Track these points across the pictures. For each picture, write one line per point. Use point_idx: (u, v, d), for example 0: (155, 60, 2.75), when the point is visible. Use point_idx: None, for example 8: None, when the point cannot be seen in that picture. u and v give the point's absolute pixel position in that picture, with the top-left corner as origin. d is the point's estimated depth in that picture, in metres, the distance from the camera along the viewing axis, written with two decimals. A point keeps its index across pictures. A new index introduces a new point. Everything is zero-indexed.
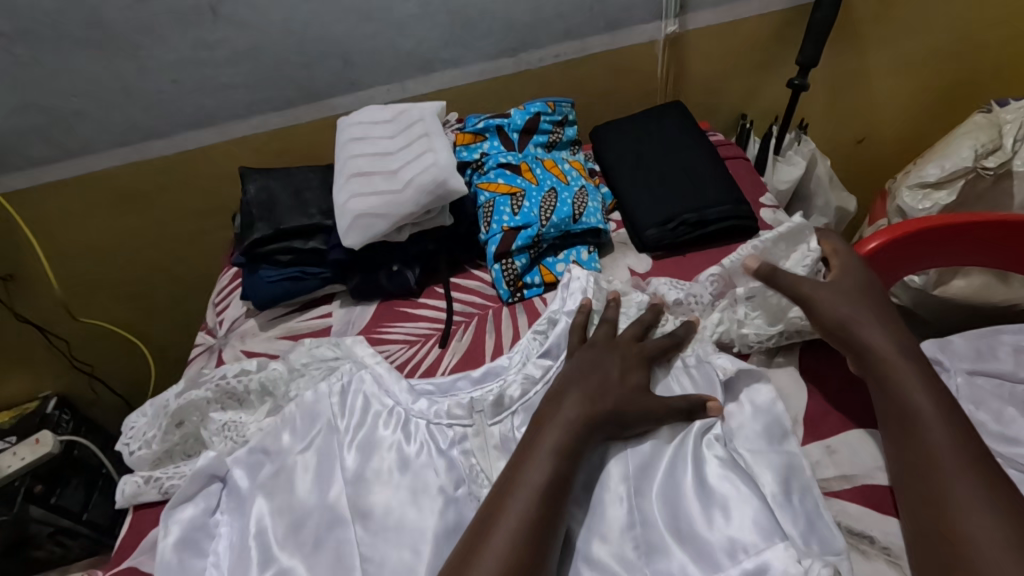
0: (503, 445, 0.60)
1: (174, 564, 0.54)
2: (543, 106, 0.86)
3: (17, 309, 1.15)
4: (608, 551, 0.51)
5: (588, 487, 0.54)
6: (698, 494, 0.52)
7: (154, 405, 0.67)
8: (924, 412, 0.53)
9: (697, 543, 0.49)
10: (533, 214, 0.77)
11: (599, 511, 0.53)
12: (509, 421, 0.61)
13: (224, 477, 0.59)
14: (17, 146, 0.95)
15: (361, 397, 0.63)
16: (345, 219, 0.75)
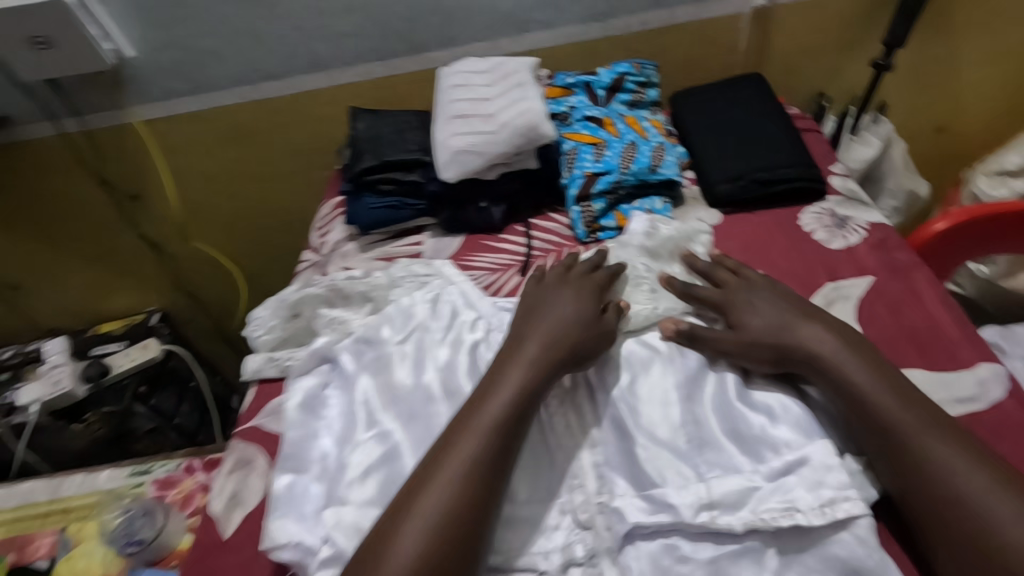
0: None
1: (297, 419, 0.64)
2: (629, 67, 0.93)
3: (139, 226, 1.31)
4: (661, 441, 0.56)
5: (644, 387, 0.60)
6: (746, 405, 0.57)
7: (274, 300, 0.77)
8: (883, 400, 0.53)
9: (744, 440, 0.55)
10: (614, 162, 0.84)
11: (652, 403, 0.58)
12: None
13: (333, 360, 0.69)
14: (156, 79, 1.08)
15: (449, 305, 0.72)
16: (444, 154, 0.84)
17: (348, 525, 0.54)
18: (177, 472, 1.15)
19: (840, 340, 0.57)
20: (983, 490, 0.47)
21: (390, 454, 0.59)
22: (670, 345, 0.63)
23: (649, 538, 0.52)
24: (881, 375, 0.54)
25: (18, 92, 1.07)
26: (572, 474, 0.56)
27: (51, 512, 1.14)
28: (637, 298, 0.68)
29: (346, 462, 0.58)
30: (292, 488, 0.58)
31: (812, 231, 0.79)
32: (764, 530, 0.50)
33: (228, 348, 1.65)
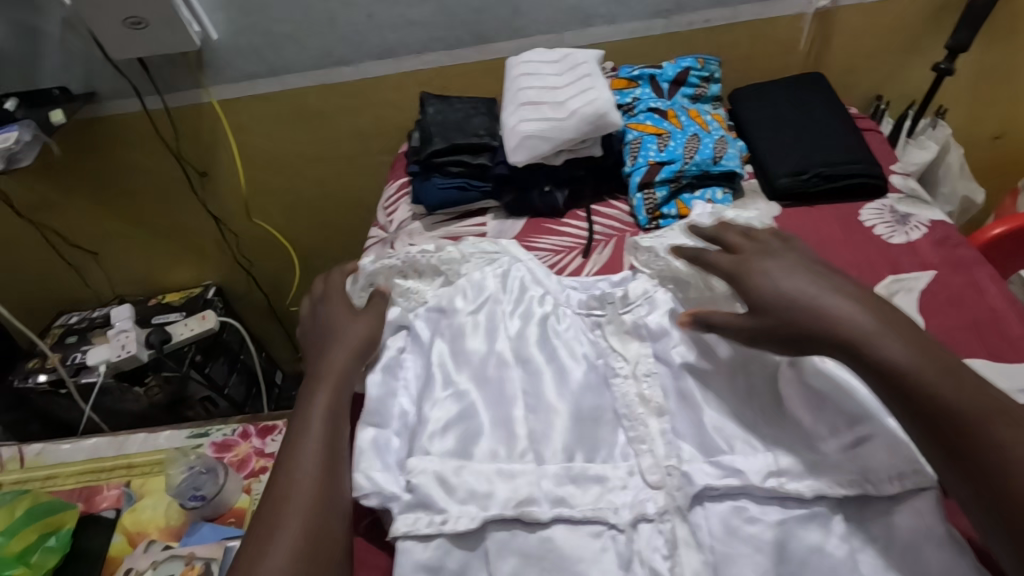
0: (634, 327, 0.68)
1: (379, 378, 0.67)
2: (693, 62, 0.95)
3: (207, 201, 1.38)
4: (727, 413, 0.60)
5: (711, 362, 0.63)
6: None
7: (350, 269, 0.80)
8: (921, 377, 0.49)
9: (817, 414, 0.56)
10: (677, 152, 0.87)
11: (718, 378, 0.62)
12: (637, 310, 0.69)
13: (409, 327, 0.73)
14: (234, 60, 1.14)
15: (519, 280, 0.75)
16: (514, 139, 0.87)
17: (431, 475, 0.56)
18: (233, 437, 1.20)
19: (874, 315, 0.54)
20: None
21: (467, 412, 0.62)
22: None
23: (718, 500, 0.55)
24: (919, 349, 0.51)
25: (108, 68, 1.14)
26: (640, 439, 0.59)
27: (116, 466, 1.21)
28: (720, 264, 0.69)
29: (425, 417, 0.61)
30: (376, 441, 0.61)
31: (872, 225, 0.81)
32: (832, 496, 0.52)
33: (275, 324, 1.71)
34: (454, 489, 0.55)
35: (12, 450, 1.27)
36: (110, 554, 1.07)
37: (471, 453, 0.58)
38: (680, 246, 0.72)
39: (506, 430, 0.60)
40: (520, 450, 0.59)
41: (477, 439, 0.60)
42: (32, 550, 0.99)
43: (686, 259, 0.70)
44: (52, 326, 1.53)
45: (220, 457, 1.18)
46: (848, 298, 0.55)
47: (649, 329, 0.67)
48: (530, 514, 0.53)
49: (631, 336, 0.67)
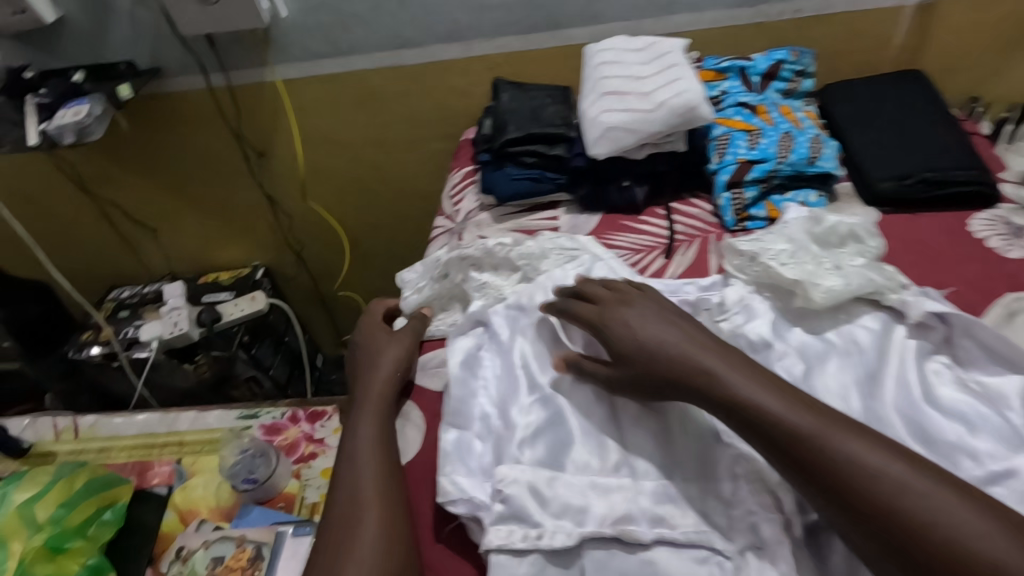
0: (732, 337, 0.63)
1: (459, 375, 0.64)
2: (787, 54, 0.89)
3: (263, 181, 1.37)
4: None
5: (820, 379, 0.59)
6: (932, 408, 0.56)
7: (425, 262, 0.81)
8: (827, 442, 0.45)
9: (934, 447, 0.54)
10: (770, 151, 0.82)
11: (830, 396, 0.58)
12: (734, 319, 0.65)
13: (486, 323, 0.70)
14: (300, 39, 1.12)
15: None
16: (595, 130, 0.83)
17: (524, 485, 0.53)
18: (283, 420, 1.19)
19: (730, 362, 0.52)
20: (930, 503, 0.41)
21: (555, 419, 0.58)
22: (843, 339, 0.62)
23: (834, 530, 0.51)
24: (781, 392, 0.49)
25: (175, 44, 1.13)
26: None
27: (168, 442, 1.21)
28: (823, 274, 0.65)
29: (513, 423, 0.59)
30: (460, 444, 0.59)
31: (985, 237, 0.75)
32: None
33: (319, 308, 1.71)
34: (548, 502, 0.53)
35: (66, 419, 1.27)
36: (161, 531, 1.07)
37: (562, 463, 0.56)
38: (779, 252, 0.68)
39: (598, 440, 0.57)
40: (613, 464, 0.55)
41: (567, 449, 0.56)
42: (88, 522, 0.99)
43: (787, 266, 0.66)
44: (105, 300, 1.54)
45: (270, 440, 1.16)
46: (694, 339, 0.54)
47: (749, 339, 0.63)
48: (630, 534, 0.51)
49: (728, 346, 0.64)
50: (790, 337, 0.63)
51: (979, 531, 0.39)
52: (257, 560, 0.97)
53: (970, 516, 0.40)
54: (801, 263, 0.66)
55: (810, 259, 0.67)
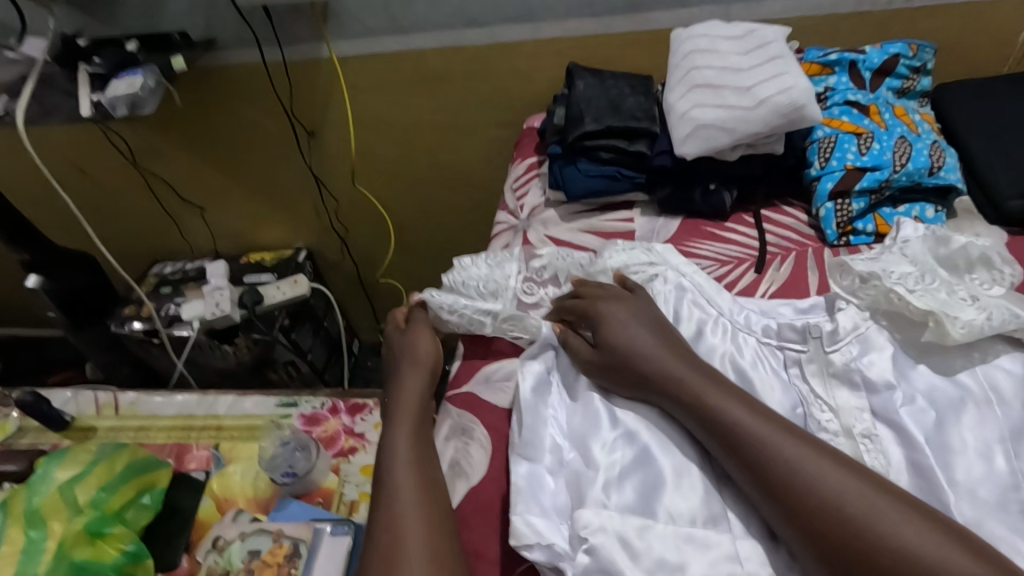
0: (843, 372, 0.57)
1: (530, 403, 0.57)
2: (905, 48, 0.79)
3: (311, 162, 1.32)
4: (983, 502, 0.48)
5: (956, 432, 0.51)
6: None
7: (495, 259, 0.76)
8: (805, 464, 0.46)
9: None
10: (885, 157, 0.72)
11: (968, 454, 0.50)
12: (847, 350, 0.58)
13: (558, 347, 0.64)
14: (360, 14, 1.06)
15: (686, 303, 0.66)
16: (685, 127, 0.75)
17: (612, 534, 0.47)
18: (322, 411, 1.16)
19: (697, 370, 0.55)
20: (866, 506, 0.43)
21: (643, 457, 0.53)
22: (979, 384, 0.54)
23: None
24: (738, 398, 0.52)
25: (233, 15, 1.08)
26: None
27: (206, 426, 1.19)
28: (958, 307, 0.57)
29: (595, 461, 0.52)
30: (532, 479, 0.53)
31: None
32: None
33: (359, 294, 1.67)
34: (640, 556, 0.46)
35: (108, 395, 1.26)
36: (198, 518, 1.05)
37: (655, 511, 0.49)
38: (904, 275, 0.60)
39: (692, 483, 0.51)
40: (709, 515, 0.49)
41: (659, 493, 0.50)
42: (127, 506, 0.97)
43: (916, 293, 0.58)
44: (147, 275, 1.52)
45: (310, 431, 1.13)
46: (660, 341, 0.59)
47: (865, 377, 0.56)
48: None
49: (839, 382, 0.56)
50: (914, 379, 0.56)
51: (905, 530, 0.41)
52: (293, 556, 0.93)
53: (902, 518, 0.42)
54: (925, 291, 0.59)
55: (939, 285, 0.60)
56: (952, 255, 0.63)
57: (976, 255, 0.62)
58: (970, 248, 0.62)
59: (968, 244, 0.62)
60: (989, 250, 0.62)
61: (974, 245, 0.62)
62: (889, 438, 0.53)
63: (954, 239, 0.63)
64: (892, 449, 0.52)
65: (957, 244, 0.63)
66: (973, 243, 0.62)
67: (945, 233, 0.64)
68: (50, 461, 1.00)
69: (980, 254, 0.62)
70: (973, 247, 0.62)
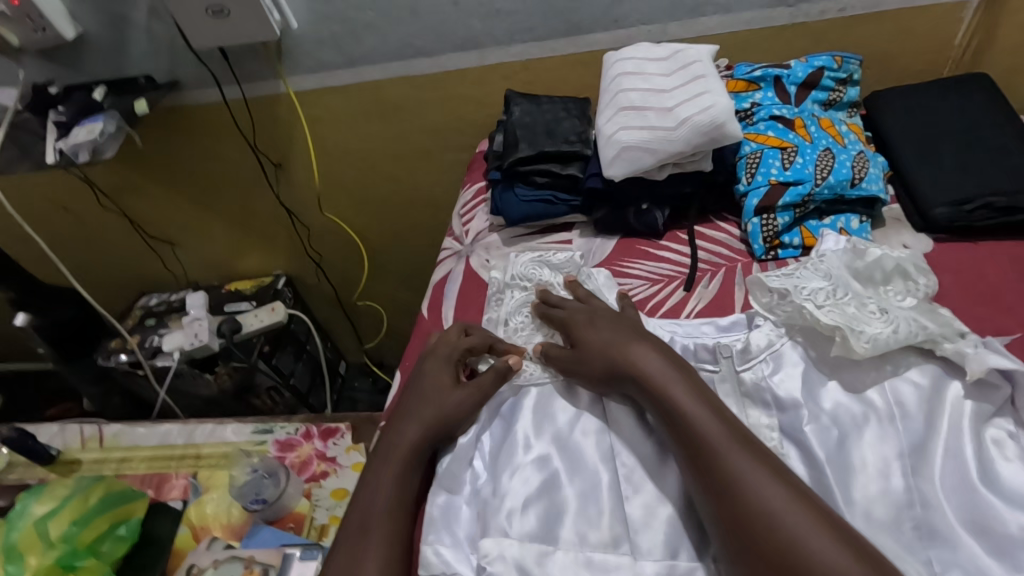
0: (753, 392, 0.58)
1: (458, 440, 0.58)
2: (829, 60, 0.81)
3: (279, 192, 1.35)
4: (880, 523, 0.48)
5: (856, 450, 0.52)
6: (988, 491, 0.48)
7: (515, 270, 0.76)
8: (745, 477, 0.45)
9: (992, 540, 0.46)
10: (806, 171, 0.73)
11: (868, 472, 0.51)
12: (759, 368, 0.59)
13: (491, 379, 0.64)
14: (312, 50, 1.09)
15: None
16: (611, 149, 0.77)
17: (508, 561, 0.48)
18: (296, 436, 1.18)
19: (668, 361, 0.55)
20: (782, 506, 0.43)
21: (550, 484, 0.54)
22: (886, 400, 0.55)
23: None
24: (699, 392, 0.52)
25: (190, 58, 1.12)
26: None
27: (186, 455, 1.21)
28: (867, 320, 0.57)
29: (504, 489, 0.54)
30: (447, 509, 0.54)
31: None
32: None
33: (342, 317, 1.70)
34: None
35: (92, 428, 1.30)
36: (174, 547, 1.06)
37: (558, 536, 0.51)
38: (815, 290, 0.60)
39: (596, 507, 0.52)
40: (612, 537, 0.51)
41: (561, 518, 0.52)
42: (101, 539, 0.99)
43: (825, 308, 0.58)
44: (132, 308, 1.56)
45: (283, 457, 1.15)
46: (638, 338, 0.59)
47: (775, 396, 0.57)
48: None
49: (750, 400, 0.58)
50: (822, 398, 0.56)
51: (813, 537, 0.42)
52: None
53: (810, 523, 0.42)
54: (840, 305, 0.59)
55: (851, 300, 0.60)
56: (867, 266, 0.63)
57: (890, 266, 0.63)
58: (882, 260, 0.63)
59: (880, 256, 0.63)
60: (903, 260, 0.63)
61: (886, 256, 0.63)
62: (796, 455, 0.54)
63: (868, 250, 0.64)
64: (798, 468, 0.53)
65: (873, 257, 0.63)
66: (884, 254, 0.63)
67: (861, 245, 0.65)
68: (29, 495, 1.02)
69: (893, 266, 0.63)
70: (886, 258, 0.63)
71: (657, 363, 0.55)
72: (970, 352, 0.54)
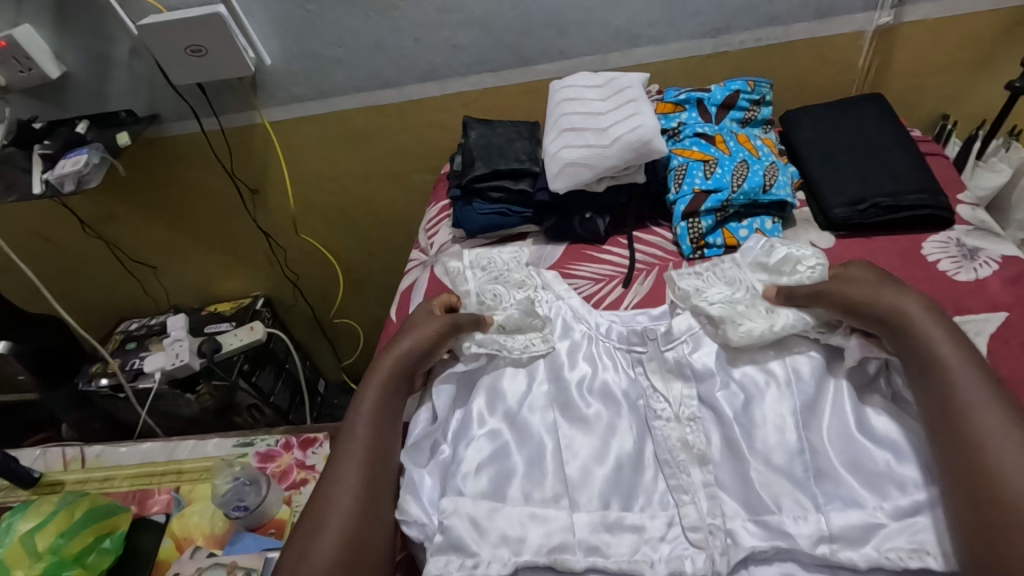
0: (676, 367, 0.68)
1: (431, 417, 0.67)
2: (744, 84, 0.92)
3: (257, 216, 1.43)
4: (777, 468, 0.59)
5: (759, 409, 0.63)
6: (864, 439, 0.59)
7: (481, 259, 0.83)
8: (986, 426, 0.51)
9: (865, 475, 0.58)
10: (725, 180, 0.84)
11: (767, 427, 0.61)
12: (681, 347, 0.69)
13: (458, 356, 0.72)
14: (285, 84, 1.18)
15: (561, 321, 0.75)
16: (556, 166, 0.87)
17: (463, 514, 0.56)
18: (277, 447, 1.23)
19: (950, 330, 0.57)
20: (1014, 459, 0.48)
21: (500, 452, 0.63)
22: (785, 370, 0.65)
23: (764, 563, 0.56)
24: (963, 349, 0.56)
25: (170, 93, 1.20)
26: (682, 489, 0.60)
27: (168, 471, 1.25)
28: (752, 315, 0.68)
29: (459, 458, 0.61)
30: (412, 480, 0.61)
31: (937, 260, 0.77)
32: (889, 568, 0.52)
33: (319, 335, 1.76)
34: (486, 533, 0.56)
35: (75, 450, 1.33)
36: (159, 558, 1.10)
37: (506, 494, 0.59)
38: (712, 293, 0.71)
39: (541, 470, 0.61)
40: (554, 494, 0.59)
41: (510, 481, 0.60)
42: (88, 551, 1.02)
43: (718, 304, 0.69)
44: (113, 333, 1.61)
45: (264, 467, 1.20)
46: (917, 301, 0.60)
47: (693, 369, 0.68)
48: (562, 563, 0.54)
49: (673, 374, 0.68)
50: (733, 372, 0.66)
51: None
52: None
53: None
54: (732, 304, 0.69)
55: (744, 299, 0.70)
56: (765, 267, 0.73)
57: (784, 265, 0.72)
58: (779, 260, 0.73)
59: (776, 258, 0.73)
60: (796, 258, 0.72)
61: (780, 257, 0.73)
62: (711, 422, 0.65)
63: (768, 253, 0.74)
64: (712, 432, 0.64)
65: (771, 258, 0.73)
66: (779, 256, 0.73)
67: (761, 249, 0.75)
68: (14, 513, 1.05)
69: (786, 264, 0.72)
70: (780, 260, 0.73)
71: (943, 333, 0.57)
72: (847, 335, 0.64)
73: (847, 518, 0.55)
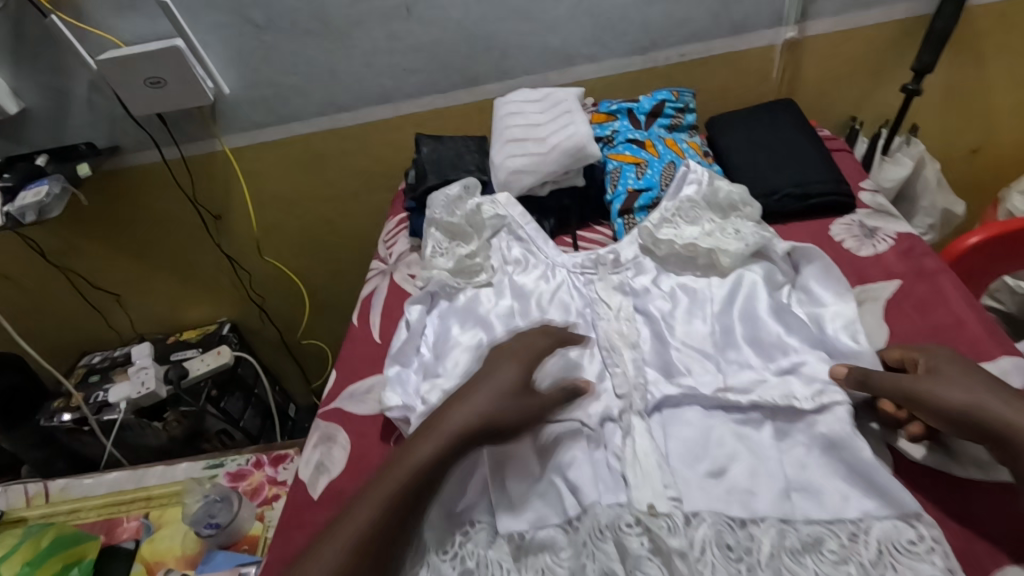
0: (620, 286, 0.80)
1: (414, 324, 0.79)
2: (669, 95, 1.02)
3: (221, 242, 1.46)
4: (690, 347, 0.71)
5: (683, 322, 0.74)
6: (773, 318, 0.70)
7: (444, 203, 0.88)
8: None
9: (761, 345, 0.69)
10: (654, 180, 0.92)
11: (685, 324, 0.74)
12: (625, 273, 0.81)
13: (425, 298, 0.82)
14: (245, 111, 1.23)
15: (517, 249, 0.86)
16: (501, 174, 0.94)
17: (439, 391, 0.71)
18: (247, 466, 1.24)
19: None
20: None
21: (475, 350, 0.75)
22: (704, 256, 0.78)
23: (676, 406, 0.66)
24: None
25: (130, 123, 1.23)
26: (615, 364, 0.70)
27: (136, 498, 1.24)
28: (726, 240, 0.77)
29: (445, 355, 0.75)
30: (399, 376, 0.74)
31: (843, 240, 0.86)
32: (766, 405, 0.63)
33: (287, 358, 1.77)
34: None
35: (36, 486, 1.32)
36: None
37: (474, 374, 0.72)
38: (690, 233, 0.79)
39: None
40: None
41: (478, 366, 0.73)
42: None
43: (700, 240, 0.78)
44: (76, 367, 1.60)
45: (235, 486, 1.21)
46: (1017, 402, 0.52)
47: (632, 286, 0.80)
48: None
49: (616, 290, 0.80)
50: (663, 284, 0.79)
51: None
52: None
53: None
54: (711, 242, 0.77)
55: (717, 230, 0.78)
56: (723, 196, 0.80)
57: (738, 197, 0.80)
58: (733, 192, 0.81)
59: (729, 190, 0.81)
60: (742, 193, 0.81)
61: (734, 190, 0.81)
62: (642, 322, 0.76)
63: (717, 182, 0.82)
64: (643, 327, 0.75)
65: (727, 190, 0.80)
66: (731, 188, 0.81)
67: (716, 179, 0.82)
68: None
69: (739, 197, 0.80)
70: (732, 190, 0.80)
71: None
72: (774, 240, 0.76)
73: (742, 383, 0.66)
